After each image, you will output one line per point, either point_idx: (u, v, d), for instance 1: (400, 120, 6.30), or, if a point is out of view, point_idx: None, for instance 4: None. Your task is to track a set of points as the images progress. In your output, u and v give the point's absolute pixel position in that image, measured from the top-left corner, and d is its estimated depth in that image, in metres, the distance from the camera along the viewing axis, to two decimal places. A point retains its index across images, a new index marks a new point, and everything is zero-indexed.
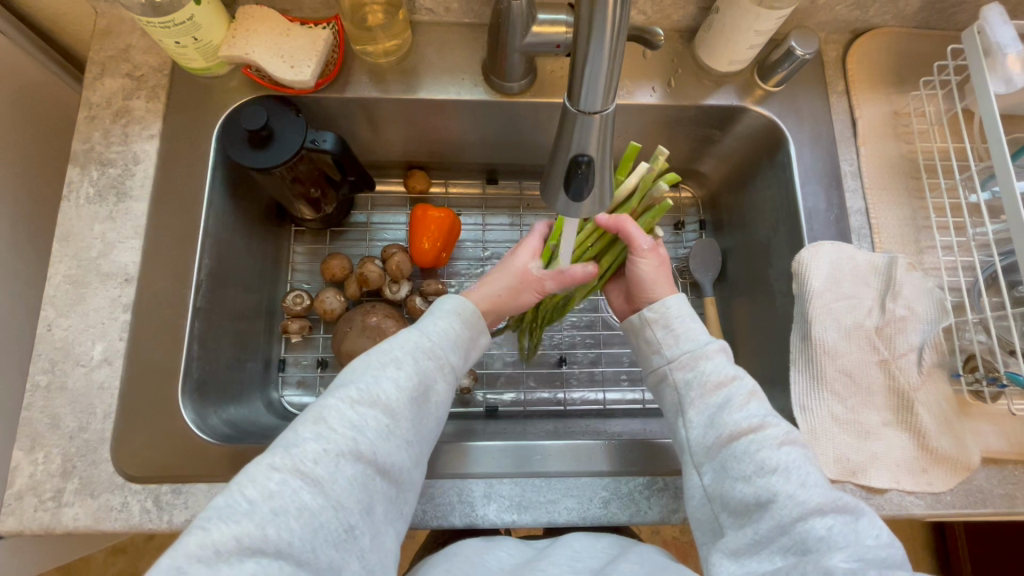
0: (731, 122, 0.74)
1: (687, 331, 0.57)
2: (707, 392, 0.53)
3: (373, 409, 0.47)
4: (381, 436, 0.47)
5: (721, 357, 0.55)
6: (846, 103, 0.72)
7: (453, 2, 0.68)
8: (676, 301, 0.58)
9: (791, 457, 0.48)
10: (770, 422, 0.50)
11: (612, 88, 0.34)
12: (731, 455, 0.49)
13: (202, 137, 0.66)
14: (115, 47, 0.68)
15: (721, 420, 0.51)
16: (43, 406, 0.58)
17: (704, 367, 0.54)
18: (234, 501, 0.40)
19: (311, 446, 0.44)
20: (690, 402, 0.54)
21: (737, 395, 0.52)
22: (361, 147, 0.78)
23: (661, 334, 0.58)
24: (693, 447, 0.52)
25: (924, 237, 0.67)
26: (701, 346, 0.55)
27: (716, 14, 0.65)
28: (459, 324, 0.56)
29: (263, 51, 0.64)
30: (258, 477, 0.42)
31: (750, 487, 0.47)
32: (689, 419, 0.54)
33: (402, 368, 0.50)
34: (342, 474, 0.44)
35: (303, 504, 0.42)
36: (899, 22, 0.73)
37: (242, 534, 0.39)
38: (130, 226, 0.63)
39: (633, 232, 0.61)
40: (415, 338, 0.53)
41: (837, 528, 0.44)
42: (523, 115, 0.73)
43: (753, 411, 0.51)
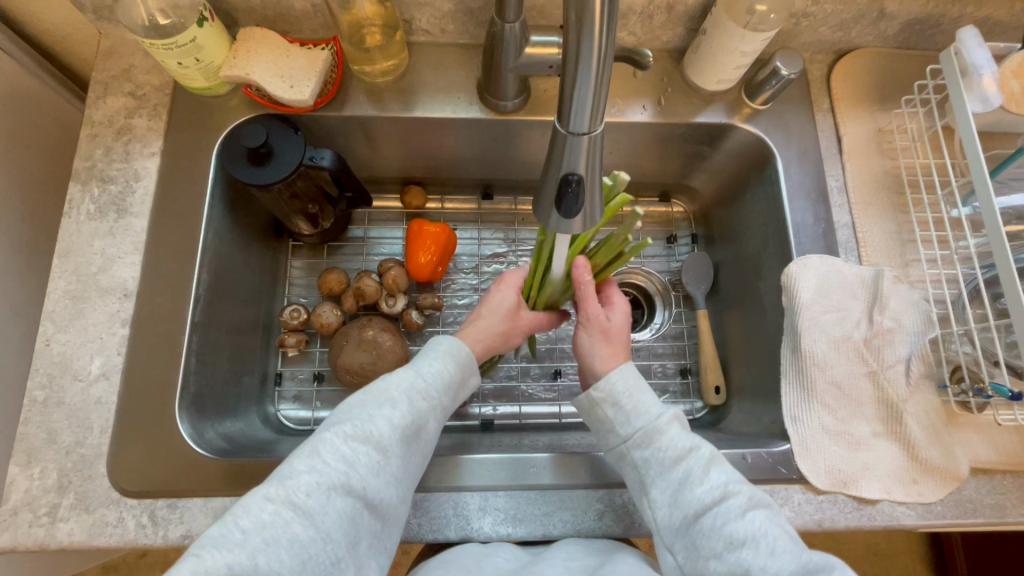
0: (720, 139, 0.76)
1: (638, 405, 0.56)
2: (665, 470, 0.52)
3: (366, 445, 0.48)
4: (371, 474, 0.47)
5: (675, 428, 0.54)
6: (831, 121, 0.74)
7: (449, 24, 0.70)
8: (622, 376, 0.57)
9: (756, 524, 0.47)
10: (731, 491, 0.49)
11: (600, 107, 0.35)
12: (699, 534, 0.49)
13: (202, 155, 0.67)
14: (118, 67, 0.69)
15: (683, 497, 0.51)
16: (40, 421, 0.58)
17: (659, 443, 0.53)
18: (227, 530, 0.41)
19: (305, 478, 0.44)
20: (652, 481, 0.53)
21: (696, 467, 0.51)
22: (358, 163, 0.80)
23: (612, 412, 0.57)
24: (662, 528, 0.52)
25: (909, 251, 0.69)
26: (653, 420, 0.55)
27: (703, 36, 0.67)
28: (453, 365, 0.57)
29: (264, 70, 0.65)
30: (252, 508, 0.42)
31: (723, 565, 0.47)
32: (653, 498, 0.53)
33: (397, 407, 0.51)
34: (333, 507, 0.44)
35: (294, 535, 0.42)
36: (881, 42, 0.75)
37: (234, 563, 0.39)
38: (129, 242, 0.64)
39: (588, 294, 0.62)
40: (410, 377, 0.54)
41: None
42: (517, 133, 0.74)
43: (713, 482, 0.50)
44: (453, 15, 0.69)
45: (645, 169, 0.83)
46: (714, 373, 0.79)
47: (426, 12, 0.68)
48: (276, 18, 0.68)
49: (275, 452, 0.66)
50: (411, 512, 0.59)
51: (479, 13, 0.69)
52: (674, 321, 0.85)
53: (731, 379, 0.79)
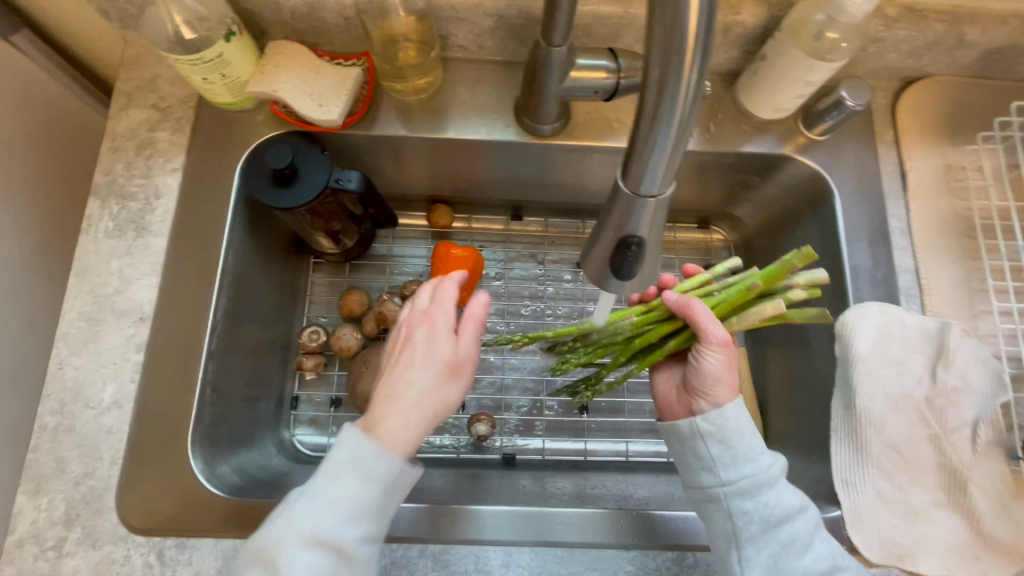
0: (772, 171, 0.71)
1: (749, 452, 0.53)
2: (769, 527, 0.51)
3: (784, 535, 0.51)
4: (343, 517, 0.46)
5: (783, 484, 0.53)
6: (895, 154, 0.68)
7: (487, 40, 0.66)
8: (736, 414, 0.54)
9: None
10: (842, 567, 0.50)
11: (674, 169, 0.30)
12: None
13: (225, 173, 0.64)
14: (143, 78, 0.67)
15: (784, 563, 0.50)
16: (49, 449, 0.56)
17: (767, 496, 0.52)
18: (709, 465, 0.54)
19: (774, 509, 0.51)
20: (749, 538, 0.52)
21: (802, 534, 0.51)
22: (385, 180, 0.76)
23: (716, 450, 0.54)
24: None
25: (979, 302, 0.63)
26: (762, 471, 0.53)
27: (762, 62, 0.62)
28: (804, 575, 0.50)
29: (292, 87, 0.62)
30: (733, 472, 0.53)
31: None
32: (747, 556, 0.51)
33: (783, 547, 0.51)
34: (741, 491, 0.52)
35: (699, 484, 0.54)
36: (954, 70, 0.69)
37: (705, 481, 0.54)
38: (148, 263, 0.61)
39: (705, 321, 0.56)
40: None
41: None
42: (553, 157, 0.70)
43: (821, 551, 0.51)
44: (492, 32, 0.65)
45: (685, 195, 0.78)
46: (751, 417, 0.74)
47: (463, 29, 0.64)
48: (307, 30, 0.65)
49: (288, 488, 0.63)
50: (429, 565, 0.55)
51: (521, 30, 0.64)
52: None
53: (769, 424, 0.75)
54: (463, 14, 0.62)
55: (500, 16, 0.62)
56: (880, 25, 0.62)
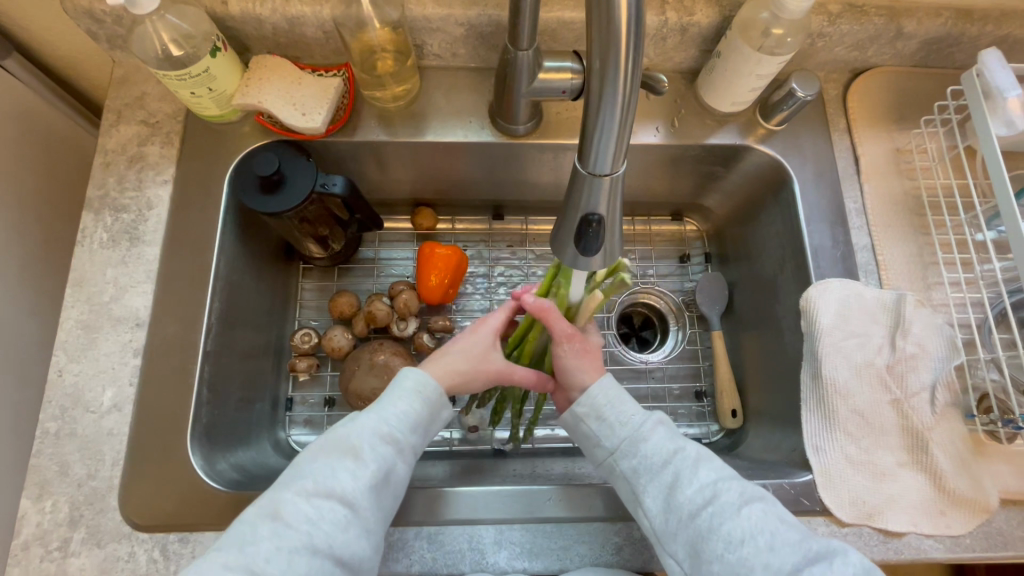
0: (734, 160, 0.75)
1: (621, 416, 0.57)
2: (656, 472, 0.54)
3: (753, 502, 0.51)
4: (409, 427, 0.55)
5: (660, 431, 0.56)
6: (848, 140, 0.73)
7: (459, 48, 0.70)
8: (601, 386, 0.58)
9: (752, 519, 0.50)
10: (721, 489, 0.52)
11: (623, 149, 0.34)
12: (700, 535, 0.50)
13: (214, 183, 0.67)
14: (132, 95, 0.69)
15: (676, 500, 0.53)
16: (52, 453, 0.58)
17: (645, 448, 0.55)
18: (634, 437, 0.56)
19: (705, 472, 0.54)
20: (644, 488, 0.54)
21: (684, 468, 0.54)
22: (369, 186, 0.79)
23: (597, 425, 0.57)
24: (661, 536, 0.53)
25: (931, 274, 0.67)
26: (637, 427, 0.56)
27: (717, 58, 0.66)
28: (757, 513, 0.50)
29: (277, 98, 0.65)
30: (659, 441, 0.55)
31: (726, 566, 0.48)
32: (647, 506, 0.54)
33: (728, 493, 0.52)
34: (664, 448, 0.55)
35: (630, 467, 0.55)
36: (898, 61, 0.74)
37: (640, 460, 0.55)
38: (142, 271, 0.64)
39: (556, 321, 0.58)
40: (761, 531, 0.49)
41: None
42: (528, 156, 0.74)
43: (701, 479, 0.53)
44: (465, 40, 0.69)
45: (656, 188, 0.82)
46: (731, 397, 0.77)
47: (437, 38, 0.68)
48: (289, 45, 0.68)
49: None
50: (425, 546, 0.58)
51: (490, 37, 0.68)
52: (688, 343, 0.83)
53: (747, 403, 0.78)
54: (436, 24, 0.66)
55: (471, 25, 0.66)
56: (823, 21, 0.67)
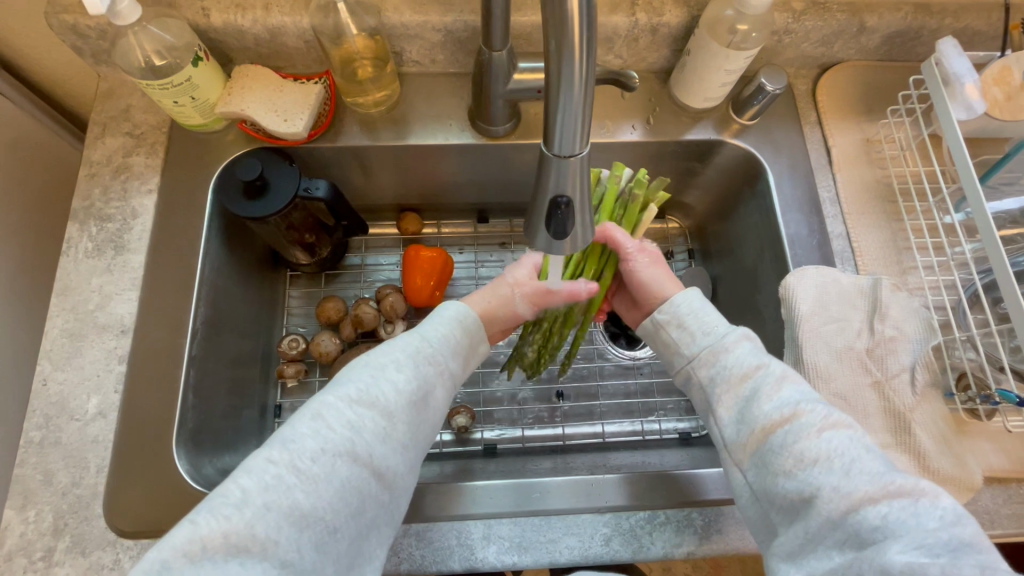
0: (710, 155, 0.77)
1: (703, 326, 0.56)
2: (735, 385, 0.52)
3: (841, 427, 0.46)
4: (451, 351, 0.55)
5: (743, 347, 0.53)
6: (819, 133, 0.75)
7: (438, 54, 0.72)
8: (684, 298, 0.59)
9: (833, 441, 0.45)
10: (804, 408, 0.47)
11: (586, 130, 0.35)
12: (770, 447, 0.47)
13: (198, 190, 0.68)
14: (117, 108, 0.71)
15: (750, 414, 0.50)
16: (36, 462, 0.57)
17: (725, 359, 0.53)
18: (716, 347, 0.54)
19: (792, 387, 0.49)
20: (718, 399, 0.53)
21: (765, 384, 0.50)
22: (354, 192, 0.81)
23: (676, 334, 0.58)
24: (730, 446, 0.51)
25: (905, 259, 0.69)
26: (719, 339, 0.55)
27: (687, 56, 0.69)
28: (843, 438, 0.45)
29: (259, 106, 0.67)
30: (741, 356, 0.53)
31: (793, 482, 0.45)
32: (721, 418, 0.52)
33: (812, 414, 0.47)
34: (745, 363, 0.52)
35: (707, 377, 0.54)
36: (863, 55, 0.76)
37: (720, 370, 0.53)
38: (127, 278, 0.64)
39: (619, 237, 0.66)
40: (844, 456, 0.44)
41: (893, 516, 0.41)
42: (510, 157, 0.76)
43: (784, 396, 0.48)
44: (443, 46, 0.70)
45: None
46: None
47: (416, 44, 0.70)
48: (271, 55, 0.70)
49: None
50: (414, 544, 0.57)
51: (467, 42, 0.70)
52: None
53: None
54: (413, 30, 0.68)
55: (448, 31, 0.68)
56: (788, 17, 0.69)
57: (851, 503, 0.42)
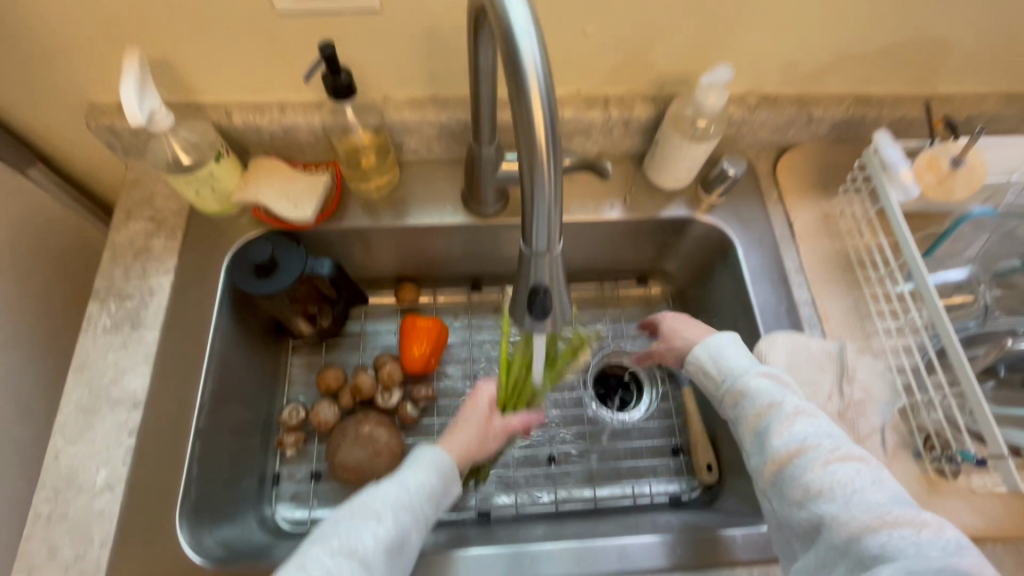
0: (684, 230, 0.84)
1: (724, 365, 0.63)
2: (752, 419, 0.59)
3: (846, 461, 0.53)
4: (428, 497, 0.59)
5: (761, 383, 0.60)
6: (782, 208, 0.82)
7: (434, 144, 0.80)
8: (711, 342, 0.66)
9: (838, 474, 0.52)
10: (811, 443, 0.54)
11: (556, 227, 0.43)
12: (783, 479, 0.55)
13: (212, 270, 0.74)
14: (141, 195, 0.78)
15: (766, 447, 0.57)
16: (42, 537, 0.59)
17: (742, 395, 0.60)
18: (735, 385, 0.61)
19: (802, 423, 0.56)
20: (743, 432, 0.60)
21: (776, 419, 0.57)
22: (355, 265, 0.86)
23: (707, 374, 0.65)
24: (755, 474, 0.58)
25: (869, 324, 0.74)
26: (738, 376, 0.62)
27: (656, 145, 0.77)
28: (849, 472, 0.52)
29: (271, 194, 0.74)
30: (756, 391, 0.60)
31: (805, 511, 0.52)
32: (747, 448, 0.59)
33: (818, 449, 0.54)
34: (758, 398, 0.59)
35: (733, 410, 0.62)
36: (815, 140, 0.85)
37: (741, 405, 0.60)
38: (141, 353, 0.69)
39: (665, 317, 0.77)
40: (847, 490, 0.51)
41: (892, 544, 0.47)
42: (500, 233, 0.82)
43: (793, 431, 0.56)
44: (438, 138, 0.79)
45: (620, 256, 0.90)
46: (705, 451, 0.80)
47: (414, 137, 0.78)
48: (283, 147, 0.78)
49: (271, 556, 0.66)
50: None
51: (460, 135, 0.79)
52: (662, 400, 0.87)
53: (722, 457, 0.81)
54: (412, 126, 0.76)
55: (443, 126, 0.76)
56: (744, 111, 0.78)
57: (851, 531, 0.49)
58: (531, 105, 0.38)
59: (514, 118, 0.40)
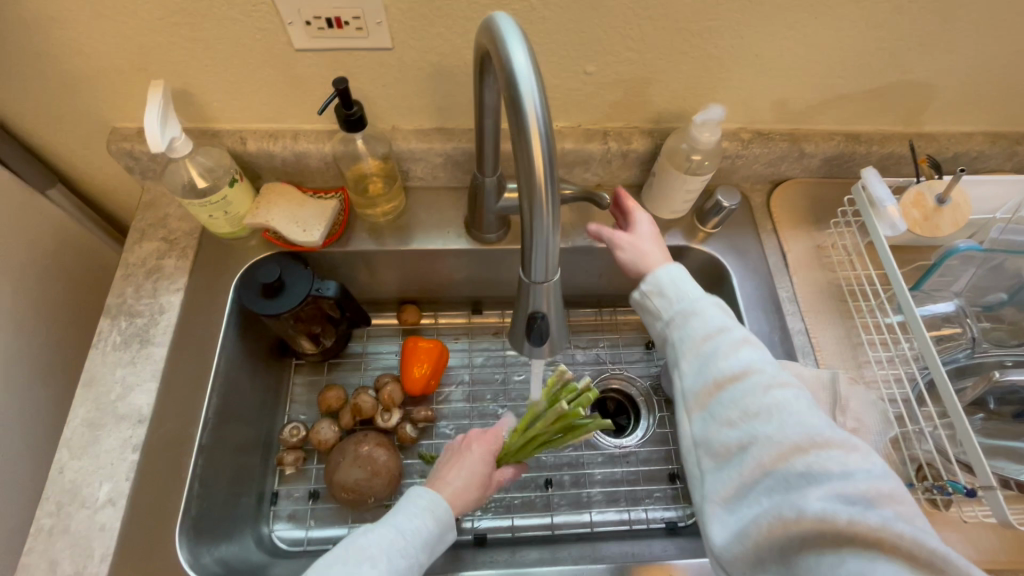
0: (680, 258, 0.86)
1: (680, 292, 0.62)
2: (698, 343, 0.59)
3: (787, 389, 0.54)
4: (422, 543, 0.59)
5: (714, 313, 0.60)
6: (775, 239, 0.85)
7: (440, 172, 0.83)
8: (667, 270, 0.64)
9: (778, 399, 0.53)
10: (756, 368, 0.55)
11: (553, 261, 0.46)
12: (720, 399, 0.55)
13: (221, 290, 0.76)
14: (156, 216, 0.80)
15: (710, 368, 0.57)
16: (43, 551, 0.60)
17: (692, 322, 0.60)
18: (686, 311, 0.61)
19: (748, 351, 0.57)
20: (682, 354, 0.59)
21: (726, 345, 0.57)
22: (359, 287, 0.89)
23: (658, 302, 0.63)
24: (685, 396, 0.58)
25: (860, 353, 0.75)
26: (691, 304, 0.61)
27: (653, 177, 0.80)
28: (788, 399, 0.53)
29: (282, 218, 0.76)
30: (707, 319, 0.60)
31: (737, 430, 0.53)
32: (682, 371, 0.59)
33: (762, 375, 0.55)
34: (710, 326, 0.59)
35: (676, 334, 0.61)
36: (808, 174, 0.88)
37: (687, 330, 0.60)
38: (149, 370, 0.70)
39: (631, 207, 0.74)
40: (784, 414, 0.52)
41: (819, 467, 0.49)
42: (500, 258, 0.85)
43: (740, 356, 0.56)
44: (444, 166, 0.82)
45: (618, 282, 0.92)
46: None
47: (420, 165, 0.81)
48: (295, 173, 0.81)
49: None
50: None
51: (465, 164, 0.82)
52: (658, 426, 0.87)
53: None
54: (418, 155, 0.79)
55: (448, 155, 0.80)
56: (738, 146, 0.81)
57: (784, 451, 0.50)
58: (532, 151, 0.41)
59: (516, 161, 0.42)
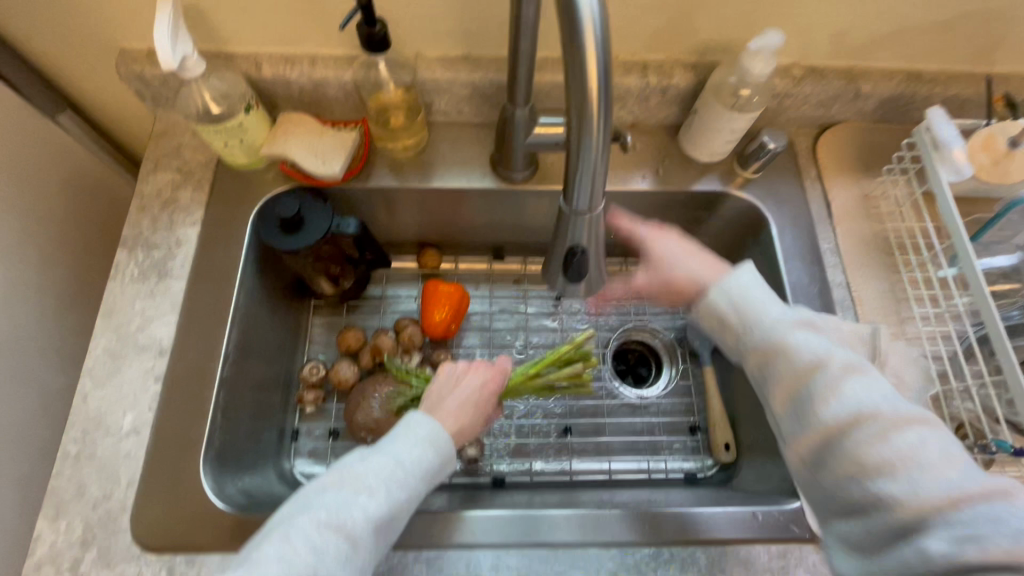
0: (716, 205, 0.81)
1: (760, 321, 0.58)
2: (794, 382, 0.54)
3: (903, 423, 0.48)
4: (423, 474, 0.57)
5: (806, 339, 0.55)
6: (820, 187, 0.79)
7: (465, 106, 0.78)
8: (738, 280, 0.61)
9: (896, 441, 0.47)
10: (867, 410, 0.49)
11: (598, 189, 0.43)
12: (832, 448, 0.50)
13: (238, 224, 0.73)
14: (170, 146, 0.77)
15: (808, 412, 0.52)
16: (71, 475, 0.61)
17: (783, 359, 0.55)
18: (772, 342, 0.56)
19: (852, 385, 0.51)
20: (776, 399, 0.55)
21: (828, 382, 0.52)
22: (378, 228, 0.86)
23: (734, 319, 0.60)
24: (790, 442, 0.54)
25: (904, 309, 0.71)
26: (776, 330, 0.56)
27: (694, 115, 0.74)
28: (910, 437, 0.47)
29: (299, 150, 0.72)
30: (798, 348, 0.55)
31: (856, 486, 0.48)
32: (781, 418, 0.55)
33: (873, 410, 0.49)
34: (804, 355, 0.54)
35: (761, 366, 0.57)
36: (860, 117, 0.81)
37: (779, 369, 0.55)
38: (168, 302, 0.69)
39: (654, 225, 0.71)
40: (909, 459, 0.46)
41: (959, 514, 0.43)
42: (526, 201, 0.81)
43: (849, 397, 0.50)
44: (469, 99, 0.77)
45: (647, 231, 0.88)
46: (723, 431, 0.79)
47: (444, 97, 0.76)
48: (312, 103, 0.76)
49: None
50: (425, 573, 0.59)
51: (492, 97, 0.77)
52: (681, 378, 0.86)
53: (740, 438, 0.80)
54: (443, 85, 0.74)
55: (475, 86, 0.74)
56: (789, 83, 0.75)
57: (918, 503, 0.44)
58: (584, 57, 0.37)
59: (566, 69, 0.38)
